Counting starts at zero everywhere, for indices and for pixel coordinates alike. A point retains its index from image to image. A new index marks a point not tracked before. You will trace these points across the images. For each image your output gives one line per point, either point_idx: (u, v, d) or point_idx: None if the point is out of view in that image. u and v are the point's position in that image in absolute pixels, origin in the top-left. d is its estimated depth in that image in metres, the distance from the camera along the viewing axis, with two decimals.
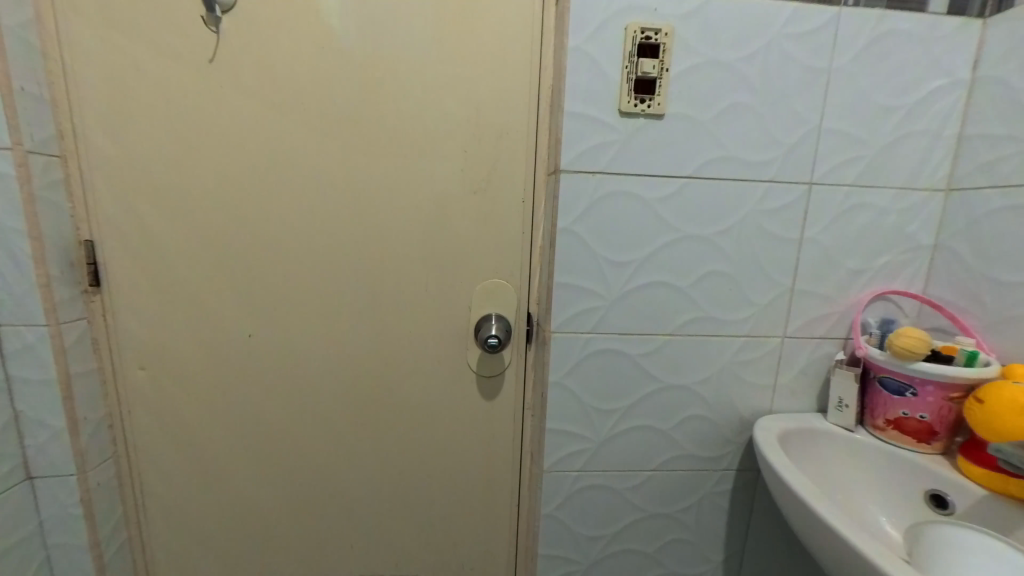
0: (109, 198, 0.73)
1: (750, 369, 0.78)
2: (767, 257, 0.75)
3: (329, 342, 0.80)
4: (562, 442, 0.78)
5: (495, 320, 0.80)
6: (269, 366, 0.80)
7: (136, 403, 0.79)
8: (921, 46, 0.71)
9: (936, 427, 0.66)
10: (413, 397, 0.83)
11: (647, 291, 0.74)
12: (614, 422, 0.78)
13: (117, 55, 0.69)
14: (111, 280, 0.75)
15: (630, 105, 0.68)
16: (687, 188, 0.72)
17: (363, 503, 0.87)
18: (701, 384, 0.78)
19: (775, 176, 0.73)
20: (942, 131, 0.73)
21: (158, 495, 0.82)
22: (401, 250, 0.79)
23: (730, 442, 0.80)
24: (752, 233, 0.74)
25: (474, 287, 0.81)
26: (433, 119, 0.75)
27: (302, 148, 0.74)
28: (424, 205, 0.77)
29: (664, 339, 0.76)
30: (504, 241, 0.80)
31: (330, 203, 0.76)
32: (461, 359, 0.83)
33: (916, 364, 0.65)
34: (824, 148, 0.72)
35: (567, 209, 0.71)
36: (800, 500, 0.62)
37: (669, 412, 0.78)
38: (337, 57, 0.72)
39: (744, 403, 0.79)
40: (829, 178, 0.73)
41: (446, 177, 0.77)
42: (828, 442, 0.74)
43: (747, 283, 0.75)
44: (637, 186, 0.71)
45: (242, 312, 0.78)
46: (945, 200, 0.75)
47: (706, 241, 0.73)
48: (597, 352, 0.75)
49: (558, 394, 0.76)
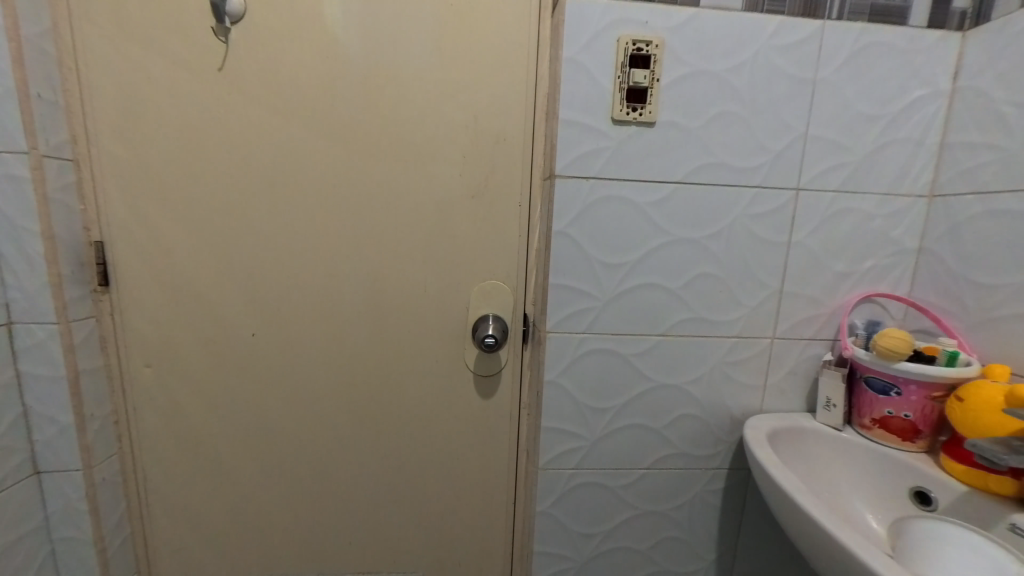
0: (119, 201, 0.75)
1: (740, 369, 0.80)
2: (756, 261, 0.77)
3: (330, 342, 0.83)
4: (557, 440, 0.80)
5: (492, 321, 0.82)
6: (271, 365, 0.82)
7: (141, 401, 0.81)
8: (903, 58, 0.74)
9: (919, 425, 0.68)
10: (412, 397, 0.85)
11: (640, 293, 0.76)
12: (607, 421, 0.80)
13: (130, 63, 0.72)
14: (120, 280, 0.77)
15: (622, 114, 0.71)
16: (678, 194, 0.74)
17: (361, 500, 0.88)
18: (693, 383, 0.80)
19: (763, 182, 0.75)
20: (924, 139, 0.76)
21: (160, 492, 0.84)
22: (401, 253, 0.81)
23: (721, 441, 0.82)
24: (740, 237, 0.76)
25: (471, 288, 0.83)
26: (433, 126, 0.77)
27: (306, 153, 0.77)
28: (424, 209, 0.80)
29: (656, 340, 0.78)
30: (501, 244, 0.82)
31: (333, 207, 0.79)
32: (459, 358, 0.84)
33: (899, 364, 0.67)
34: (810, 155, 0.75)
35: (561, 212, 0.73)
36: (789, 497, 0.64)
37: (662, 411, 0.80)
38: (341, 66, 0.75)
39: (735, 403, 0.81)
40: (815, 184, 0.76)
41: (446, 181, 0.79)
42: (816, 441, 0.75)
43: (737, 286, 0.78)
44: (629, 191, 0.74)
45: (246, 312, 0.80)
46: (928, 206, 0.78)
47: (697, 245, 0.76)
48: (591, 352, 0.77)
49: (553, 393, 0.78)
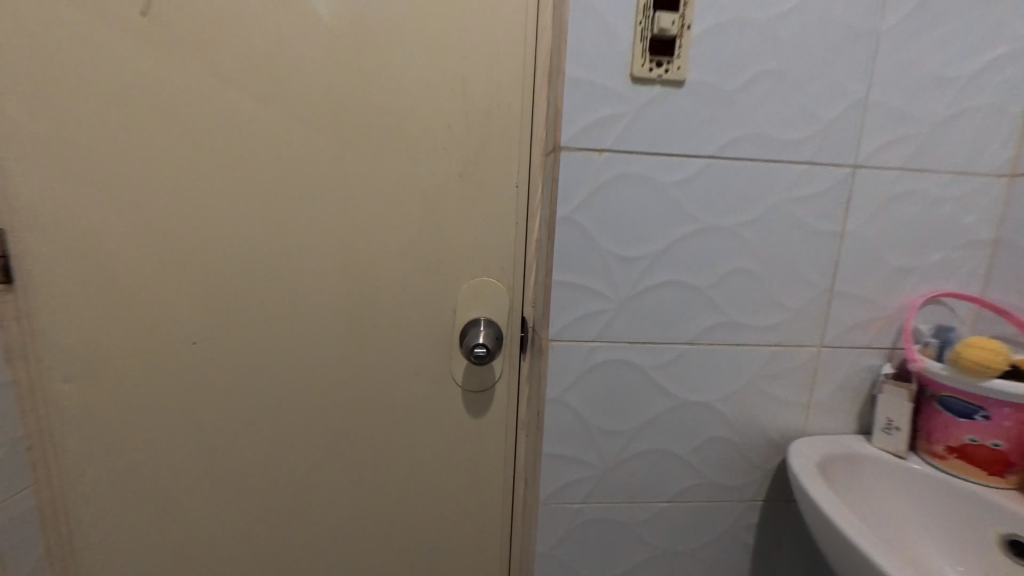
0: (26, 180, 0.62)
1: (780, 383, 0.67)
2: (802, 253, 0.64)
3: (290, 351, 0.69)
4: (561, 469, 0.66)
5: (484, 326, 0.68)
6: (219, 377, 0.69)
7: (61, 421, 0.67)
8: (984, 5, 0.60)
9: (1012, 457, 0.55)
10: (389, 413, 0.72)
11: (662, 292, 0.63)
12: (622, 446, 0.66)
13: (30, 7, 0.58)
14: (30, 277, 0.64)
15: (644, 70, 0.57)
16: (710, 171, 0.61)
17: (331, 534, 0.75)
18: (724, 400, 0.67)
19: (812, 157, 0.62)
20: (1007, 107, 0.62)
21: (91, 526, 0.71)
22: (374, 243, 0.67)
23: (756, 468, 0.69)
24: (784, 225, 0.63)
25: (459, 286, 0.69)
26: (411, 88, 0.64)
27: (256, 124, 0.63)
28: (402, 190, 0.66)
29: (681, 348, 0.65)
30: (495, 235, 0.68)
31: (290, 189, 0.65)
32: (445, 370, 0.71)
33: (988, 382, 0.54)
34: (870, 124, 0.61)
35: (568, 194, 0.60)
36: (852, 547, 0.50)
37: (687, 434, 0.67)
38: (296, 13, 0.61)
39: (773, 422, 0.68)
40: (875, 159, 0.62)
41: (428, 158, 0.66)
42: (871, 470, 0.63)
43: (778, 284, 0.64)
44: (650, 168, 0.60)
45: (189, 312, 0.67)
46: (1008, 187, 0.64)
47: (732, 234, 0.62)
48: (602, 364, 0.64)
49: (556, 414, 0.65)
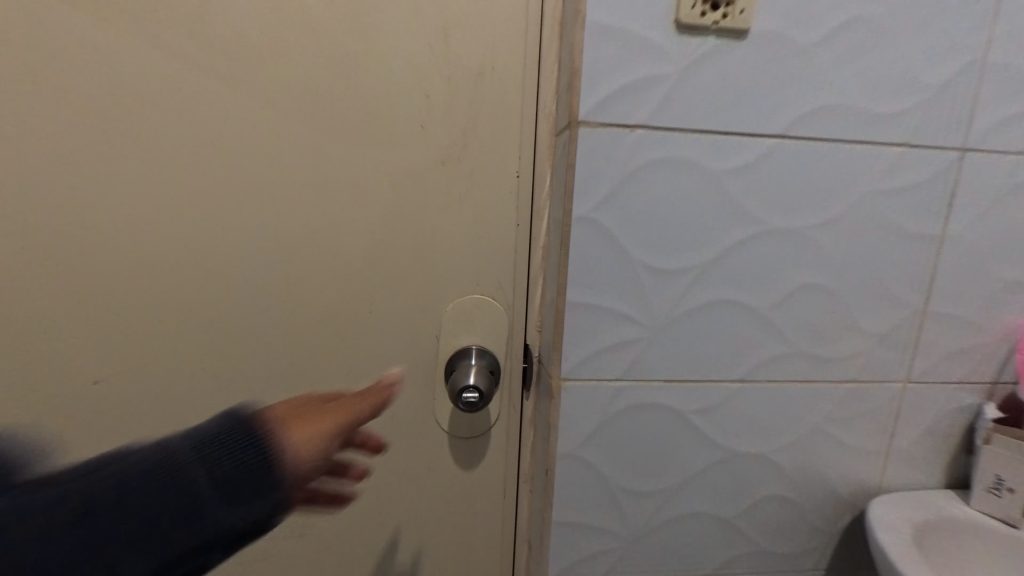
0: None
1: (854, 428, 0.53)
2: (891, 264, 0.49)
3: (219, 392, 0.52)
4: (575, 540, 0.52)
5: (477, 359, 0.53)
6: (121, 430, 0.51)
7: None
8: None
9: None
10: (354, 469, 0.56)
11: (709, 316, 0.48)
12: (653, 510, 0.52)
13: None
14: None
15: (694, 15, 0.41)
16: (778, 156, 0.45)
17: None
18: (782, 451, 0.52)
19: (912, 136, 0.46)
20: None
21: None
22: (329, 253, 0.51)
23: (820, 533, 0.55)
24: (868, 226, 0.48)
25: (442, 307, 0.53)
26: (375, 43, 0.47)
27: (162, 93, 0.46)
28: (366, 180, 0.50)
29: (732, 387, 0.50)
30: (488, 241, 0.52)
31: (211, 178, 0.48)
32: (426, 413, 0.56)
33: None
34: (986, 93, 0.46)
35: (588, 186, 0.44)
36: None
37: (735, 493, 0.53)
38: None
39: (841, 477, 0.54)
40: (989, 141, 0.47)
41: (400, 138, 0.50)
42: (965, 539, 0.49)
43: (858, 303, 0.49)
44: (697, 150, 0.45)
45: (77, 345, 0.49)
46: None
47: (802, 239, 0.47)
48: (629, 408, 0.49)
49: (570, 472, 0.50)
